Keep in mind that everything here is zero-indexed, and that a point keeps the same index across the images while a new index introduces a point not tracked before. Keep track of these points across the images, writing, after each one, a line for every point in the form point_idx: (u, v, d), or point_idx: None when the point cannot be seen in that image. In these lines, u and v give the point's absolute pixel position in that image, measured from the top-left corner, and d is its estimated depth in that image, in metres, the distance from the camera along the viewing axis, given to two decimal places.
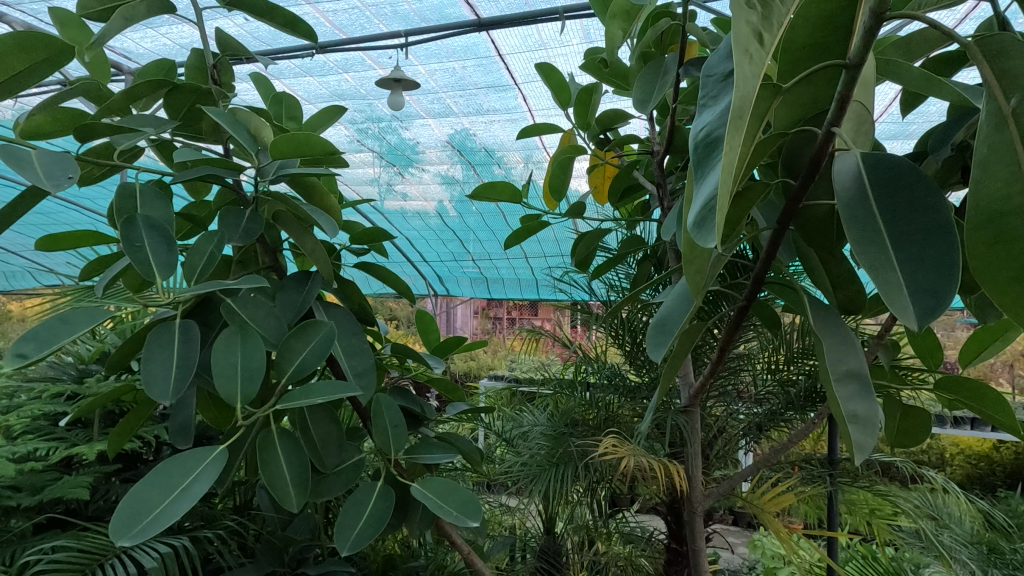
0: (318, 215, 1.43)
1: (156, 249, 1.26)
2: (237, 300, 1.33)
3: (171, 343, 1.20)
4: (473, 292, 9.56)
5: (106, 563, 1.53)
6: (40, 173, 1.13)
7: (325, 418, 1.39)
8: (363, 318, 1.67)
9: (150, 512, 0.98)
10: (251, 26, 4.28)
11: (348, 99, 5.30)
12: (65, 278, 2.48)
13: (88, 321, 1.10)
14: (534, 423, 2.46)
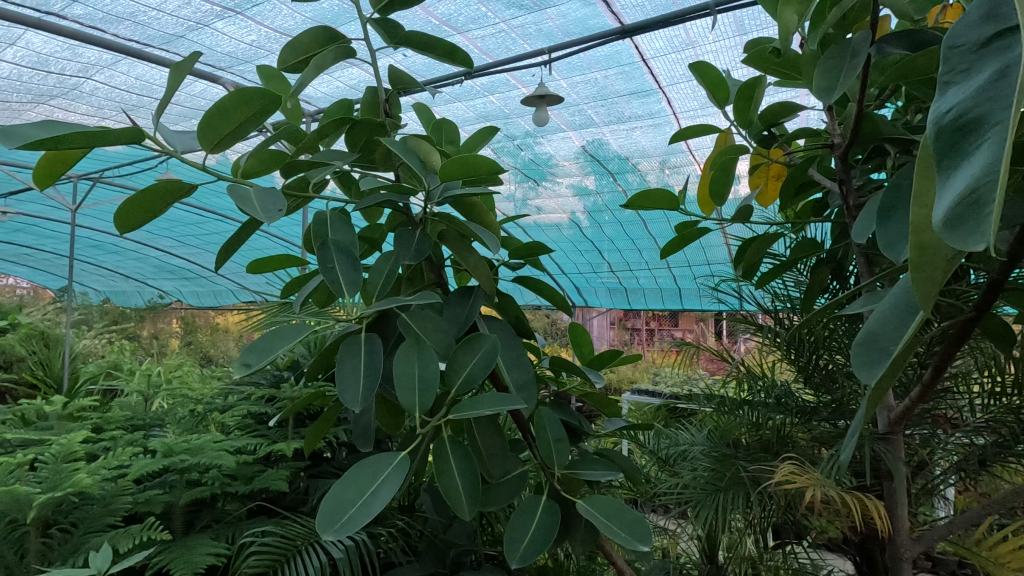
0: (481, 232, 1.49)
1: (344, 270, 1.40)
2: (411, 316, 1.42)
3: (358, 355, 1.31)
4: (612, 303, 9.35)
5: (303, 548, 1.72)
6: (258, 208, 1.31)
7: (491, 428, 1.43)
8: (521, 332, 1.69)
9: (348, 509, 1.07)
10: (409, 61, 4.67)
11: (492, 120, 5.54)
12: (265, 296, 2.90)
13: (294, 335, 1.25)
14: (692, 443, 2.31)
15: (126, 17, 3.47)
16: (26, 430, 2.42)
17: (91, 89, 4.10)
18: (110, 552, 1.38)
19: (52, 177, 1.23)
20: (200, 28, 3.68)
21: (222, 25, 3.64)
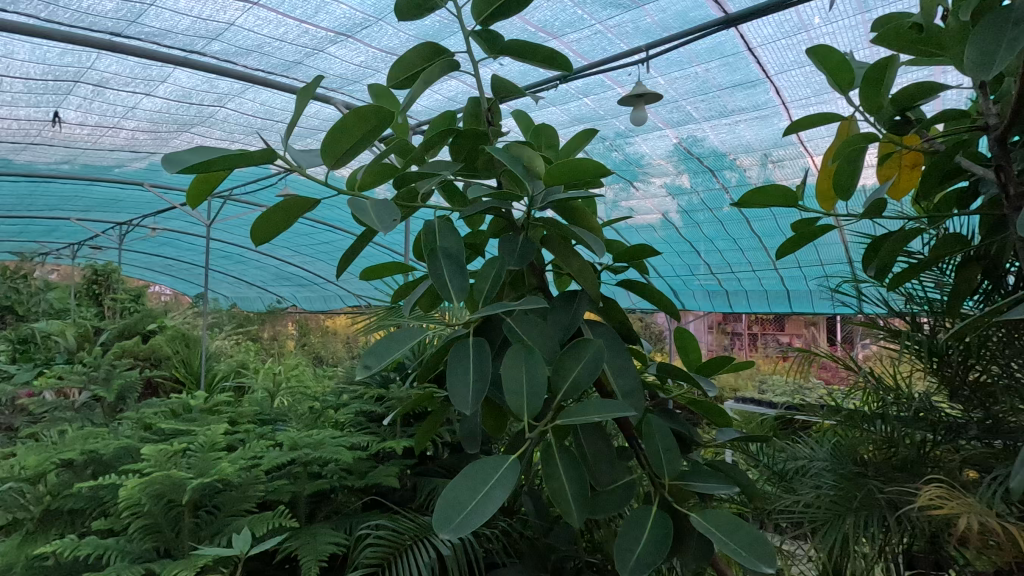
0: (584, 236, 1.48)
1: (452, 276, 1.45)
2: (516, 321, 1.43)
3: (467, 359, 1.34)
4: (711, 305, 8.92)
5: (415, 542, 1.79)
6: (375, 219, 1.39)
7: (597, 434, 1.41)
8: (626, 337, 1.66)
9: (462, 510, 1.10)
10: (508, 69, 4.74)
11: (586, 122, 5.48)
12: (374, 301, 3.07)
13: (409, 339, 1.30)
14: (812, 458, 2.14)
15: (252, 51, 3.42)
16: (177, 421, 2.74)
17: (224, 118, 4.28)
18: (250, 535, 1.52)
19: (201, 196, 1.37)
20: (316, 53, 3.41)
21: (335, 49, 3.39)
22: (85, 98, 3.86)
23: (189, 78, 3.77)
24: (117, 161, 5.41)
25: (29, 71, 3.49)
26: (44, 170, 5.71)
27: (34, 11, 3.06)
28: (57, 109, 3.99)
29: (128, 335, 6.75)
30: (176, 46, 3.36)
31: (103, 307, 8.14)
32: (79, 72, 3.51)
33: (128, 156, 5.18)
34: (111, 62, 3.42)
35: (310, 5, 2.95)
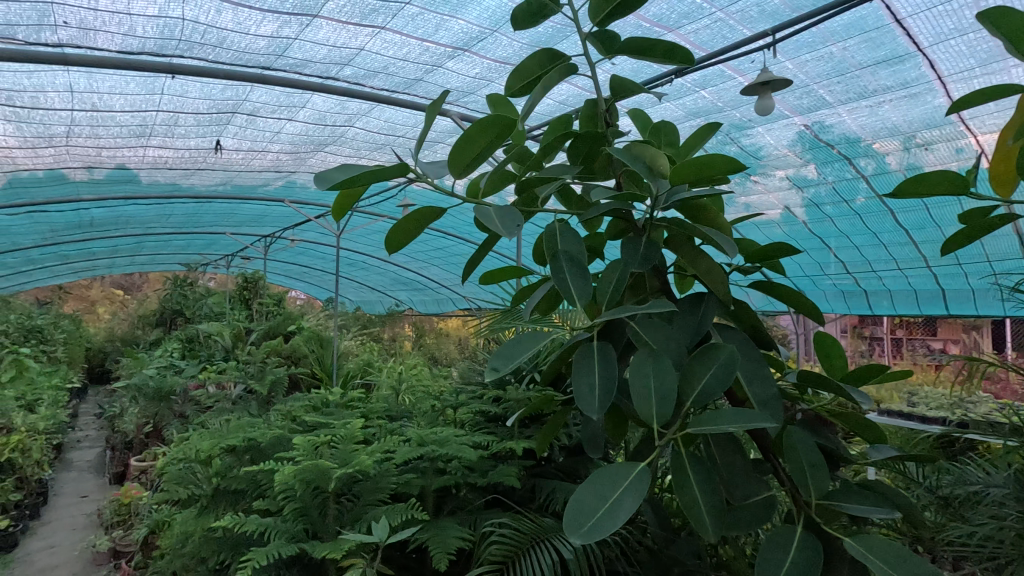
0: (713, 235, 1.41)
1: (574, 279, 1.45)
2: (640, 325, 1.40)
3: (592, 363, 1.33)
4: (845, 308, 8.10)
5: (538, 543, 1.81)
6: (500, 225, 1.43)
7: (731, 446, 1.33)
8: (760, 342, 1.55)
9: (591, 516, 1.08)
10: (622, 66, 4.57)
11: (704, 116, 5.18)
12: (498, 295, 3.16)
13: (534, 343, 1.32)
14: (989, 485, 1.85)
15: (380, 72, 3.43)
16: (318, 414, 3.02)
17: (353, 136, 4.52)
18: (387, 524, 1.62)
19: (344, 210, 1.50)
20: (435, 70, 3.45)
21: (453, 65, 3.38)
22: (240, 126, 4.15)
23: (326, 102, 3.94)
24: (264, 181, 6.07)
25: (196, 105, 3.67)
26: (207, 192, 6.56)
27: (201, 54, 3.05)
28: (219, 137, 4.35)
29: (272, 335, 7.56)
30: (315, 73, 3.42)
31: (252, 311, 9.19)
32: (237, 104, 3.74)
33: (273, 176, 5.79)
34: (261, 93, 3.62)
35: (428, 24, 2.91)
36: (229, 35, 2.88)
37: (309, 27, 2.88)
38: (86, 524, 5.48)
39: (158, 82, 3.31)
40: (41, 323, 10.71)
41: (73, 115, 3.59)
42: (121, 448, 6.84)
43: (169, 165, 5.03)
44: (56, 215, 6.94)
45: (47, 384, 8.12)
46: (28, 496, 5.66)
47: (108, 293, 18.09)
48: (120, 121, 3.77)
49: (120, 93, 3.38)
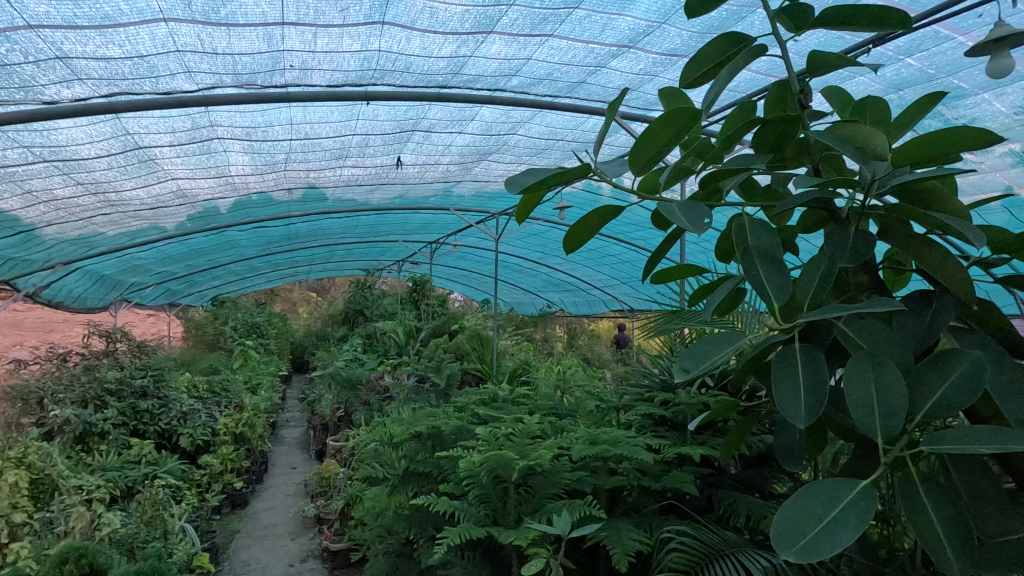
0: (950, 221, 1.20)
1: (770, 275, 1.33)
2: (854, 325, 1.24)
3: (796, 366, 1.21)
4: None
5: (724, 556, 1.70)
6: (686, 219, 1.37)
7: (978, 470, 1.13)
8: (1011, 349, 1.30)
9: (805, 534, 0.97)
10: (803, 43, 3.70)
11: (908, 88, 4.33)
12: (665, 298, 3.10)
13: (727, 344, 1.25)
14: None
15: (546, 79, 3.54)
16: (490, 408, 3.21)
17: (515, 143, 4.71)
18: (570, 519, 1.66)
19: (526, 212, 1.56)
20: (599, 71, 3.45)
21: (617, 63, 3.36)
22: (418, 143, 4.56)
23: (493, 113, 4.19)
24: (433, 191, 6.60)
25: (383, 126, 4.11)
26: (386, 204, 7.33)
27: (392, 80, 3.39)
28: (400, 154, 4.84)
29: (439, 333, 8.17)
30: (485, 87, 3.63)
31: (421, 311, 10.05)
32: (417, 122, 4.12)
33: (442, 187, 6.28)
34: (438, 110, 3.94)
35: (596, 25, 2.93)
36: (415, 60, 3.14)
37: (485, 42, 3.05)
38: (296, 492, 6.45)
39: (357, 109, 3.76)
40: (259, 321, 12.83)
41: (291, 144, 4.20)
42: (320, 429, 7.93)
43: (358, 182, 5.71)
44: (272, 230, 8.26)
45: (265, 371, 9.71)
46: (255, 464, 6.82)
47: (305, 296, 21.08)
48: (325, 146, 4.35)
49: (326, 122, 3.88)
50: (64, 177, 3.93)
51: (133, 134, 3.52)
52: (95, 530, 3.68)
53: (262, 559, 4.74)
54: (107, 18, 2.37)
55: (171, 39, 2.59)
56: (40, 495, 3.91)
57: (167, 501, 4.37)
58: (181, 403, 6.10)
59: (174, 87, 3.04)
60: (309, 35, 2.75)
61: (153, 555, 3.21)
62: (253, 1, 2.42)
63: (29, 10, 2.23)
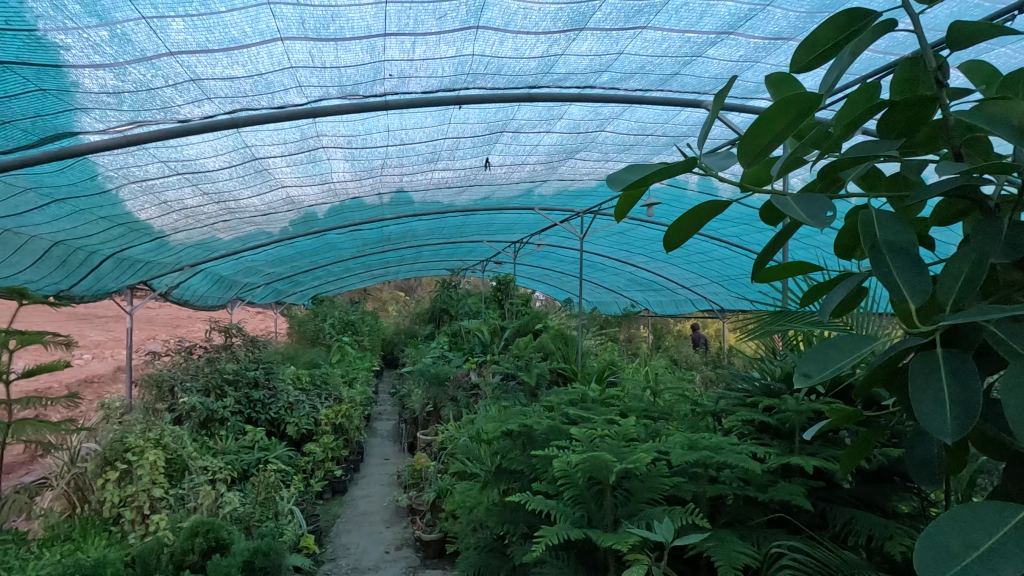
0: None
1: (904, 272, 1.16)
2: (1014, 327, 1.06)
3: (938, 372, 1.07)
4: None
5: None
6: (806, 214, 1.25)
7: None
8: None
9: (957, 557, 0.80)
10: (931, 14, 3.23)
11: None
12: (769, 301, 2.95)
13: (856, 348, 1.12)
14: None
15: (637, 73, 3.46)
16: (580, 408, 3.20)
17: (603, 140, 4.65)
18: (672, 526, 1.61)
19: (625, 209, 1.49)
20: (694, 61, 3.33)
21: (714, 52, 3.23)
22: (506, 144, 4.62)
23: (581, 111, 4.16)
24: (518, 192, 6.68)
25: (473, 129, 4.21)
26: (472, 206, 7.50)
27: (484, 83, 3.47)
28: (488, 156, 4.93)
29: (522, 332, 8.23)
30: (574, 85, 3.62)
31: (504, 310, 10.19)
32: (505, 123, 4.17)
33: (527, 186, 6.32)
34: (526, 111, 3.97)
35: (693, 13, 2.81)
36: (507, 62, 3.18)
37: (576, 40, 3.02)
38: (389, 482, 6.77)
39: (449, 114, 3.86)
40: (353, 318, 13.58)
41: (387, 151, 4.40)
42: (410, 423, 8.28)
43: (447, 185, 5.89)
44: (366, 232, 8.72)
45: (360, 366, 10.27)
46: (352, 454, 7.23)
47: (394, 295, 22.06)
48: (418, 151, 4.52)
49: (420, 127, 4.03)
50: (193, 188, 4.36)
51: (250, 147, 3.84)
52: (219, 508, 4.07)
53: (360, 544, 5.01)
54: (234, 41, 2.59)
55: (286, 56, 2.78)
56: (174, 472, 4.38)
57: (278, 484, 4.75)
58: (288, 395, 6.59)
59: (287, 101, 3.28)
60: (408, 44, 2.87)
61: (268, 534, 3.49)
62: (359, 15, 2.55)
63: (171, 38, 2.48)
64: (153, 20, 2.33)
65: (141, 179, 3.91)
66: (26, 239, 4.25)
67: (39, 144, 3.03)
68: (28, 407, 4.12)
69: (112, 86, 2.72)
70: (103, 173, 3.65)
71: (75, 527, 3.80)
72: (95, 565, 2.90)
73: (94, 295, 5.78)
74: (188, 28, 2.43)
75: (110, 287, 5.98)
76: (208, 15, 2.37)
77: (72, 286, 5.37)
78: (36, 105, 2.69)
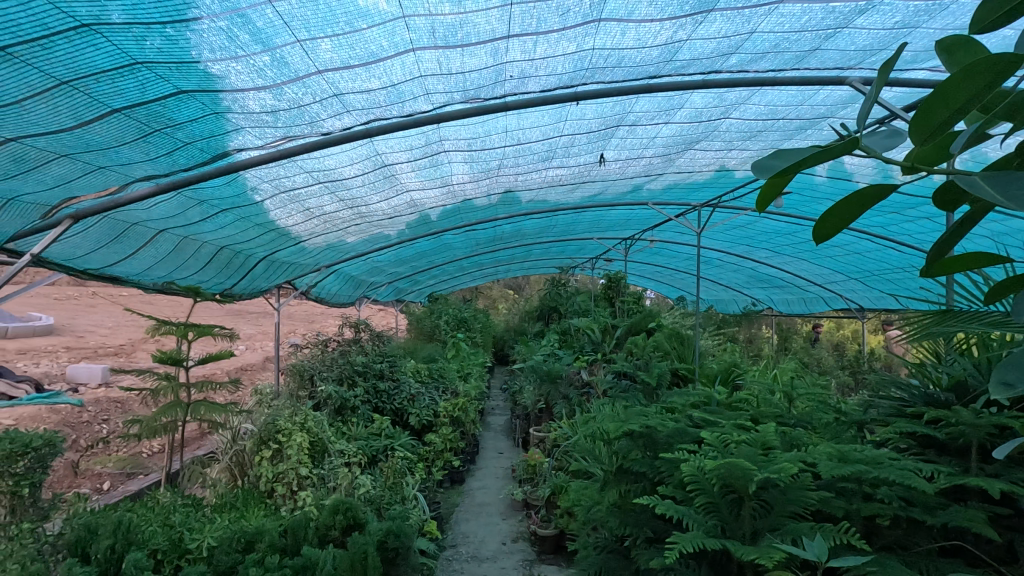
0: None
1: None
2: None
3: None
4: None
5: None
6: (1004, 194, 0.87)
7: None
8: None
9: None
10: None
11: None
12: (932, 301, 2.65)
13: None
14: None
15: (771, 52, 3.23)
16: (705, 411, 3.10)
17: (726, 128, 4.40)
18: (825, 545, 1.46)
19: (765, 199, 1.31)
20: (839, 33, 3.04)
21: (864, 21, 2.93)
22: (622, 138, 4.53)
23: (704, 100, 3.97)
24: (631, 187, 6.53)
25: (589, 125, 4.17)
26: (583, 203, 7.45)
27: (604, 77, 3.44)
28: (603, 151, 4.86)
29: (634, 331, 7.99)
30: (698, 70, 3.45)
31: (616, 309, 10.01)
32: (622, 117, 4.09)
33: (641, 181, 6.16)
34: (645, 102, 3.86)
35: None
36: (628, 53, 3.11)
37: (704, 23, 2.87)
38: (504, 475, 6.96)
39: (566, 110, 3.86)
40: (466, 315, 14.10)
41: (504, 151, 4.52)
42: (523, 418, 8.45)
43: (559, 183, 5.91)
44: (480, 232, 9.04)
45: (473, 362, 10.65)
46: (469, 446, 7.53)
47: (503, 294, 22.58)
48: (534, 150, 4.58)
49: (537, 126, 4.07)
50: (331, 196, 4.79)
51: (381, 155, 4.12)
52: (354, 489, 4.43)
53: (479, 533, 5.20)
54: (372, 56, 2.78)
55: (417, 66, 2.94)
56: (316, 454, 4.84)
57: (404, 471, 5.08)
58: (410, 387, 7.02)
59: (415, 109, 3.47)
60: (529, 44, 2.90)
61: (398, 516, 3.75)
62: (485, 19, 2.63)
63: (320, 57, 2.72)
64: (306, 42, 2.58)
65: (290, 189, 4.37)
66: (198, 245, 4.90)
67: (210, 161, 3.47)
68: (201, 390, 4.70)
69: (270, 105, 3.04)
70: (258, 185, 4.10)
71: (239, 497, 4.26)
72: (256, 532, 3.29)
73: (249, 294, 6.54)
74: (334, 47, 2.66)
75: (262, 286, 6.72)
76: (352, 33, 2.57)
77: (233, 285, 6.12)
78: (209, 127, 3.07)
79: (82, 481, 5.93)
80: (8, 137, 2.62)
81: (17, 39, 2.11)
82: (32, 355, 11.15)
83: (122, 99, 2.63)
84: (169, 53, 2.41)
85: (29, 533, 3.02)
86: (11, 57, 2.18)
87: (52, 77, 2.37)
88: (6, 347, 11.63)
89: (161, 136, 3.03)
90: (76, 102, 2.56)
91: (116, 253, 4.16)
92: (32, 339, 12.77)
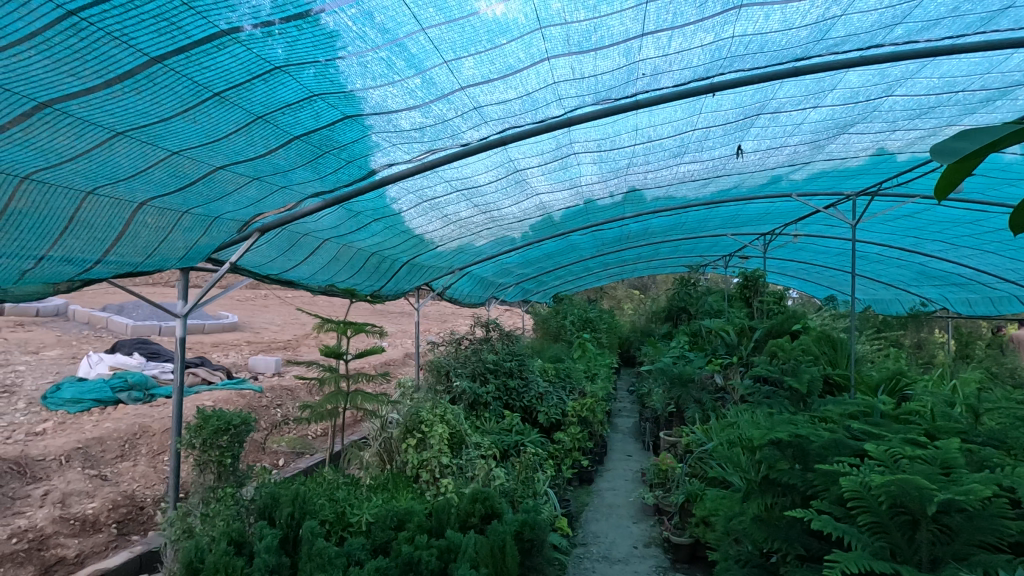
0: None
1: None
2: None
3: None
4: None
5: None
6: None
7: None
8: None
9: None
10: None
11: None
12: None
13: None
14: None
15: (946, 17, 2.85)
16: (867, 423, 2.82)
17: (889, 107, 3.92)
18: None
19: (951, 186, 1.17)
20: None
21: None
22: (762, 127, 4.25)
23: (861, 79, 3.59)
24: (771, 178, 6.06)
25: (725, 116, 3.97)
26: (717, 198, 7.06)
27: (743, 65, 3.26)
28: (740, 142, 4.59)
29: (776, 333, 7.42)
30: (854, 47, 3.14)
31: (753, 309, 9.35)
32: (763, 105, 3.83)
33: (783, 171, 5.71)
34: (790, 87, 3.58)
35: None
36: (771, 37, 2.92)
37: None
38: (634, 478, 6.85)
39: (701, 103, 3.72)
40: (592, 316, 14.03)
41: (634, 150, 4.46)
42: (652, 422, 8.22)
43: (691, 178, 5.68)
44: (607, 232, 8.98)
45: (601, 363, 10.58)
46: (597, 446, 7.51)
47: (629, 294, 22.11)
48: (665, 146, 4.47)
49: (669, 122, 3.97)
50: (467, 202, 5.07)
51: (514, 161, 4.28)
52: (490, 480, 4.67)
53: (610, 534, 5.20)
54: (510, 68, 2.91)
55: (551, 73, 3.02)
56: (455, 444, 5.17)
57: (535, 466, 5.22)
58: (539, 385, 7.17)
59: (548, 115, 3.56)
60: (665, 39, 2.85)
61: (533, 509, 3.88)
62: (619, 21, 2.64)
63: (463, 74, 2.91)
64: (452, 62, 2.78)
65: (431, 198, 4.71)
66: (354, 251, 5.47)
67: (366, 177, 3.85)
68: (356, 381, 5.24)
69: (418, 122, 3.31)
70: (403, 195, 4.47)
71: (390, 479, 4.69)
72: (406, 512, 3.60)
73: (394, 295, 7.13)
74: (476, 64, 2.83)
75: (404, 287, 7.30)
76: (492, 49, 2.72)
77: (381, 287, 6.71)
78: (367, 145, 3.43)
79: (264, 457, 6.88)
80: (218, 165, 3.17)
81: (229, 85, 2.55)
82: (223, 348, 13.16)
83: (301, 127, 3.04)
84: (339, 84, 2.74)
85: (231, 497, 3.62)
86: (223, 100, 2.65)
87: (251, 113, 2.81)
88: (204, 341, 13.85)
89: (329, 157, 3.45)
90: (267, 133, 3.02)
91: (290, 260, 4.79)
92: (222, 334, 15.05)
